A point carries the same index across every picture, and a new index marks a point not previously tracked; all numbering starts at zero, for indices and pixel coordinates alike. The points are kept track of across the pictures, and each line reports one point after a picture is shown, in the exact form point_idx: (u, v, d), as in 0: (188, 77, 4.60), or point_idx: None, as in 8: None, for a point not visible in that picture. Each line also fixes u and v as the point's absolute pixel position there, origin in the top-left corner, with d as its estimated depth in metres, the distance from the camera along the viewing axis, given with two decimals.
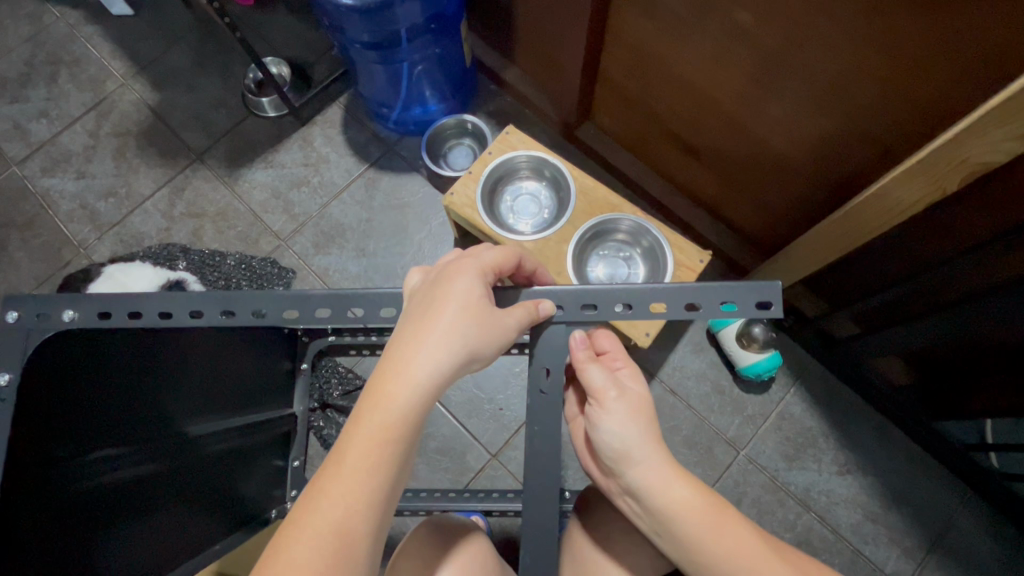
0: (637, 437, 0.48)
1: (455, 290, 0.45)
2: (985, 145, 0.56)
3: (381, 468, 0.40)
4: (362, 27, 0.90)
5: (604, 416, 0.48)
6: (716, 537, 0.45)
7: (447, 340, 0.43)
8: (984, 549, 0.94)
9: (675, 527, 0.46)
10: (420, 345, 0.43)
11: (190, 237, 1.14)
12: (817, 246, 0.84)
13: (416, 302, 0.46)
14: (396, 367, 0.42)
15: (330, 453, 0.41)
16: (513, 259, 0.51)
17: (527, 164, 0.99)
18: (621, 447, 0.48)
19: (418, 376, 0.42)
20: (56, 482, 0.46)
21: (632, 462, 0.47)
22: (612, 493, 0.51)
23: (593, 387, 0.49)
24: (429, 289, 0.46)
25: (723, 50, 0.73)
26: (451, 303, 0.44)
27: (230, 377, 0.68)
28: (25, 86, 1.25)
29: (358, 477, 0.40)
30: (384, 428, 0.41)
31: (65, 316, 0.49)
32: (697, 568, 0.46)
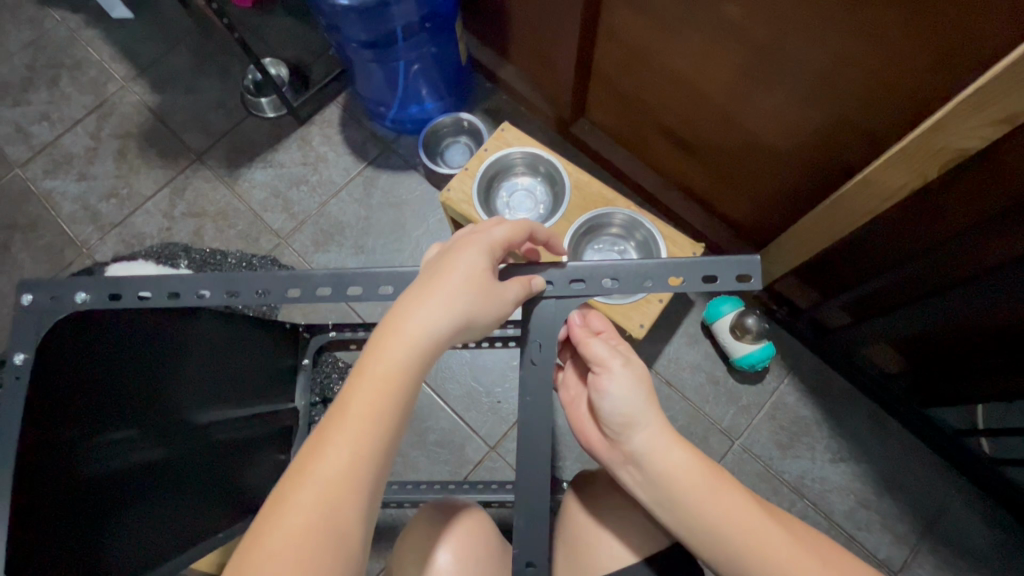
0: (642, 402, 0.50)
1: (463, 259, 0.47)
2: (963, 131, 0.58)
3: (384, 421, 0.42)
4: (358, 26, 0.91)
5: (610, 381, 0.50)
6: (714, 497, 0.48)
7: (446, 302, 0.44)
8: (977, 533, 0.96)
9: (676, 489, 0.48)
10: (418, 310, 0.45)
11: (191, 236, 1.15)
12: (809, 234, 0.85)
13: (426, 270, 0.47)
14: (401, 327, 0.44)
15: (331, 408, 0.42)
16: (524, 233, 0.53)
17: (522, 160, 1.01)
18: (626, 409, 0.49)
19: (414, 338, 0.44)
20: (67, 462, 0.48)
21: (637, 424, 0.49)
22: (613, 463, 0.51)
23: (597, 356, 0.52)
24: (438, 259, 0.48)
25: (712, 43, 0.75)
26: (457, 270, 0.46)
27: (236, 366, 0.70)
28: (26, 89, 1.27)
29: (364, 428, 0.41)
30: (378, 388, 0.43)
31: (77, 298, 0.52)
32: (698, 534, 0.47)
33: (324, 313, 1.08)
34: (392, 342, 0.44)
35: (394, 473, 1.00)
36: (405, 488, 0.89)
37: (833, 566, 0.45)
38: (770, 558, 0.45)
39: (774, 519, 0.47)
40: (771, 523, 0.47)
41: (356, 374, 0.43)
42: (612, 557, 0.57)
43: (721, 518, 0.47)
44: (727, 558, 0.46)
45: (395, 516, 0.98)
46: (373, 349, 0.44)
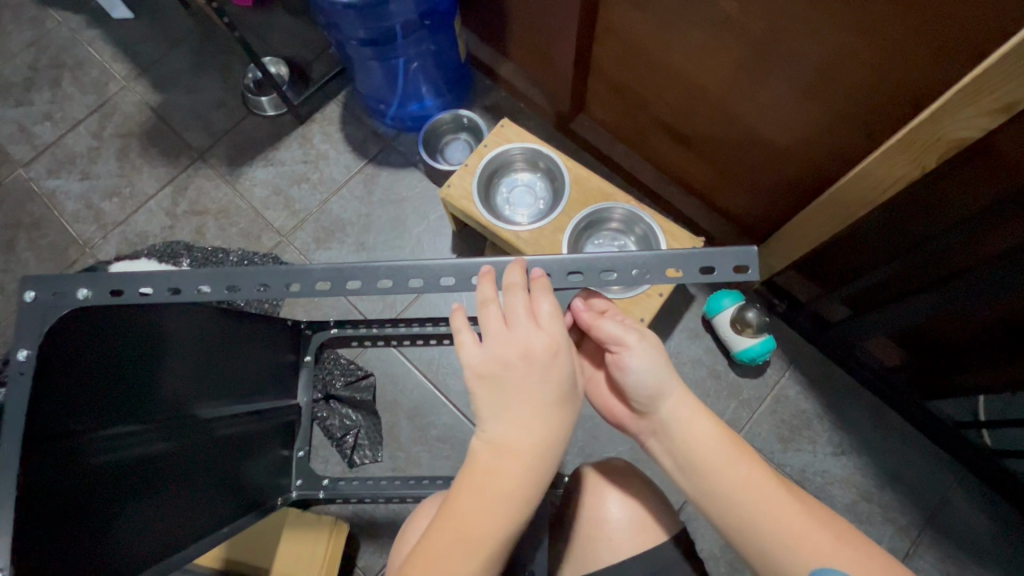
0: (665, 372, 0.53)
1: (557, 362, 0.47)
2: (960, 121, 0.58)
3: (514, 526, 0.46)
4: (357, 23, 0.92)
5: (630, 357, 0.53)
6: (732, 466, 0.51)
7: (556, 412, 0.47)
8: (979, 526, 0.96)
9: (697, 457, 0.52)
10: (531, 416, 0.46)
11: (194, 235, 1.16)
12: (810, 226, 0.85)
13: (513, 370, 0.46)
14: (519, 441, 0.46)
15: (459, 516, 0.45)
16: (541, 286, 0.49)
17: (522, 156, 1.01)
18: (651, 383, 0.53)
19: (536, 445, 0.46)
20: (72, 455, 0.49)
21: (662, 396, 0.53)
22: (642, 433, 0.57)
23: (612, 336, 0.54)
24: (523, 354, 0.46)
25: (710, 38, 0.75)
26: (556, 376, 0.47)
27: (237, 363, 0.71)
28: (29, 90, 1.28)
29: (499, 537, 0.45)
30: (512, 499, 0.46)
31: (79, 294, 0.52)
32: (711, 500, 0.51)
33: (326, 310, 1.08)
34: (516, 456, 0.46)
35: (397, 468, 1.00)
36: (410, 483, 0.90)
37: (842, 540, 0.48)
38: (780, 529, 0.48)
39: (788, 493, 0.50)
40: (786, 497, 0.50)
41: (483, 491, 0.45)
42: (610, 551, 0.57)
43: (736, 487, 0.50)
44: (740, 525, 0.50)
45: (398, 510, 0.98)
46: (497, 465, 0.46)
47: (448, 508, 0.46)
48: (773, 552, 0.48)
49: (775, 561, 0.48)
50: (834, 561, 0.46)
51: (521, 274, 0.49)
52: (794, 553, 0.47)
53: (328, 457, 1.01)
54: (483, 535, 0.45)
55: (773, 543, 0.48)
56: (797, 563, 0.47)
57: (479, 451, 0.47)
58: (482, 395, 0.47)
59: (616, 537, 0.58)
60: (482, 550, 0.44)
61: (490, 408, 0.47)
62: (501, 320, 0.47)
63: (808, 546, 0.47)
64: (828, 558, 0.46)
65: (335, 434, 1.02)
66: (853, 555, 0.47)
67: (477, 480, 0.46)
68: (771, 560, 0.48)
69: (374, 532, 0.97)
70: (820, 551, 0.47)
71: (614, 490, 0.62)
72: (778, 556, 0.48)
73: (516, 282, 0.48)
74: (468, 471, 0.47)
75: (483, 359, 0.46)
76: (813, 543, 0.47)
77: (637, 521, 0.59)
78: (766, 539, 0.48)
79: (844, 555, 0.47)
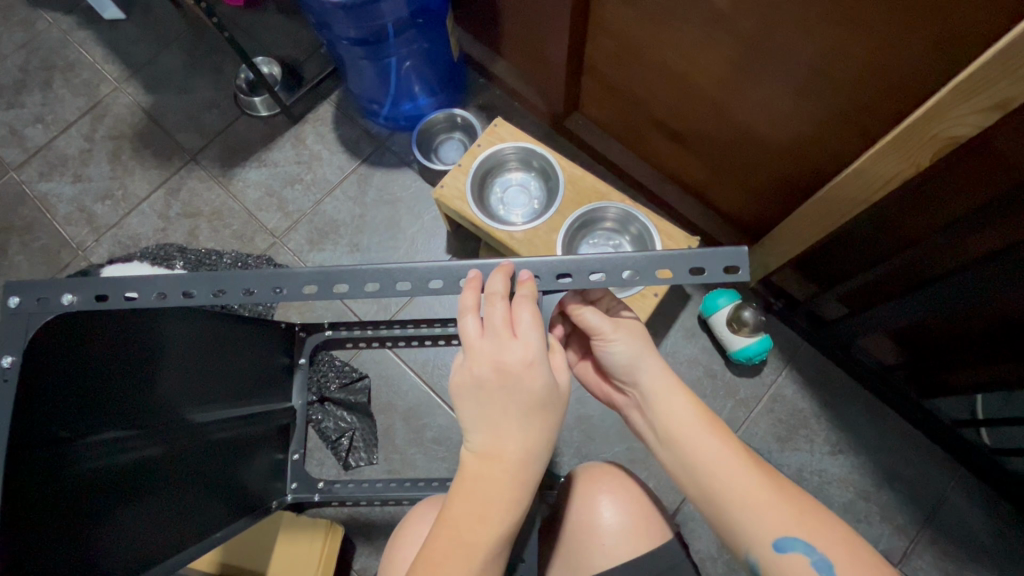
0: (641, 350, 0.57)
1: (532, 371, 0.45)
2: (954, 117, 0.57)
3: (500, 535, 0.45)
4: (348, 23, 0.91)
5: (608, 344, 0.56)
6: (703, 439, 0.52)
7: (534, 418, 0.46)
8: (977, 524, 0.95)
9: (673, 429, 0.54)
10: (512, 425, 0.46)
11: (187, 237, 1.15)
12: (806, 224, 0.85)
13: (489, 381, 0.45)
14: (496, 449, 0.46)
15: (443, 525, 0.45)
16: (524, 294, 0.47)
17: (515, 155, 1.00)
18: (628, 362, 0.56)
19: (519, 452, 0.46)
20: (60, 463, 0.48)
21: (639, 371, 0.56)
22: (627, 406, 0.61)
23: (593, 326, 0.56)
24: (497, 366, 0.45)
25: (703, 34, 0.75)
26: (531, 384, 0.45)
27: (230, 366, 0.70)
28: (20, 92, 1.27)
29: (484, 547, 0.44)
30: (498, 507, 0.45)
31: (64, 299, 0.50)
32: (686, 470, 0.52)
33: (320, 311, 1.08)
34: (500, 464, 0.45)
35: (392, 470, 1.00)
36: (405, 486, 0.90)
37: (808, 516, 0.47)
38: (746, 499, 0.48)
39: (757, 469, 0.50)
40: (755, 474, 0.50)
41: (473, 499, 0.45)
42: (604, 557, 0.57)
43: (705, 458, 0.51)
44: (709, 495, 0.50)
45: (394, 513, 0.98)
46: (483, 473, 0.45)
47: (442, 515, 0.46)
48: (740, 523, 0.48)
49: (742, 532, 0.48)
50: (797, 533, 0.46)
51: (504, 281, 0.48)
52: (759, 523, 0.47)
53: (324, 459, 1.01)
54: (472, 544, 0.44)
55: (739, 513, 0.48)
56: (762, 534, 0.47)
57: (467, 460, 0.47)
58: (463, 406, 0.47)
59: (610, 543, 0.57)
60: (472, 558, 0.44)
61: (472, 417, 0.46)
62: (478, 329, 0.47)
63: (773, 518, 0.47)
64: (792, 529, 0.46)
65: (330, 436, 1.01)
66: (817, 528, 0.46)
67: (466, 488, 0.45)
68: (739, 532, 0.48)
69: (369, 535, 0.97)
70: (784, 523, 0.47)
71: (609, 494, 0.61)
72: (744, 526, 0.48)
73: (498, 290, 0.47)
74: (459, 479, 0.47)
75: (462, 370, 0.47)
76: (778, 516, 0.47)
77: (631, 527, 0.58)
78: (733, 508, 0.49)
79: (808, 528, 0.46)
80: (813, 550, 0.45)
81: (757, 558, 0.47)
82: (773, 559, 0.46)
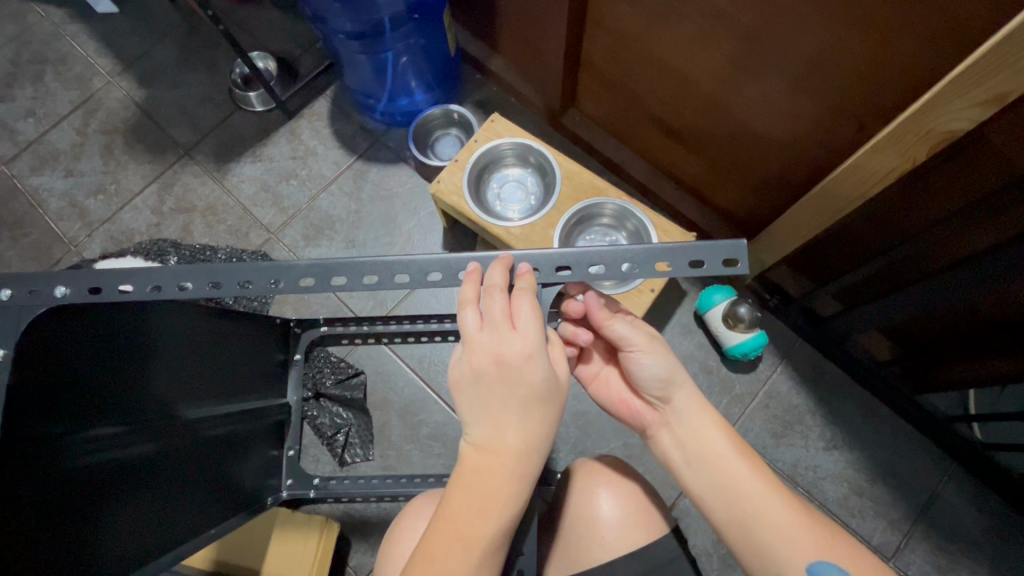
0: (674, 364, 0.57)
1: (532, 364, 0.45)
2: (951, 112, 0.58)
3: (499, 528, 0.45)
4: (344, 16, 0.90)
5: (641, 357, 0.57)
6: (735, 462, 0.55)
7: (534, 410, 0.46)
8: (969, 518, 0.96)
9: (706, 450, 0.56)
10: (511, 418, 0.46)
11: (180, 232, 1.14)
12: (802, 220, 0.85)
13: (489, 374, 0.45)
14: (495, 442, 0.45)
15: (442, 518, 0.45)
16: (524, 287, 0.47)
17: (512, 151, 1.00)
18: (662, 376, 0.57)
19: (519, 445, 0.46)
20: (52, 457, 0.47)
21: (674, 386, 0.57)
22: (654, 424, 0.60)
23: (624, 338, 0.56)
24: (497, 359, 0.45)
25: (700, 30, 0.75)
26: (531, 377, 0.45)
27: (223, 362, 0.70)
28: (10, 85, 1.25)
29: (483, 540, 0.44)
30: (498, 500, 0.45)
31: (56, 292, 0.51)
32: (721, 493, 0.54)
33: (315, 308, 1.08)
34: (500, 457, 0.45)
35: (387, 467, 1.00)
36: (402, 482, 0.90)
37: (835, 539, 0.50)
38: (781, 524, 0.51)
39: (785, 494, 0.53)
40: (785, 497, 0.53)
41: (472, 492, 0.45)
42: (603, 550, 0.57)
43: (738, 483, 0.53)
44: (743, 519, 0.52)
45: (389, 509, 0.98)
46: (483, 466, 0.45)
47: (441, 509, 0.45)
48: (774, 546, 0.50)
49: (774, 555, 0.50)
50: (829, 556, 0.49)
51: (502, 274, 0.48)
52: (792, 546, 0.50)
53: (319, 455, 1.01)
54: (471, 536, 0.44)
55: (774, 538, 0.50)
56: (796, 556, 0.49)
57: (466, 453, 0.47)
58: (464, 399, 0.47)
59: (610, 535, 0.57)
60: (471, 551, 0.44)
61: (471, 410, 0.46)
62: (478, 323, 0.46)
63: (805, 542, 0.50)
64: (823, 553, 0.49)
65: (325, 433, 1.01)
66: (846, 551, 0.50)
67: (466, 482, 0.45)
68: (770, 555, 0.50)
69: (364, 531, 0.96)
70: (816, 546, 0.49)
71: (608, 487, 0.61)
72: (778, 549, 0.50)
73: (497, 283, 0.47)
74: (458, 472, 0.46)
75: (462, 363, 0.47)
76: (810, 541, 0.50)
77: (630, 520, 0.58)
78: (766, 533, 0.51)
79: (839, 552, 0.49)
80: (845, 574, 0.48)
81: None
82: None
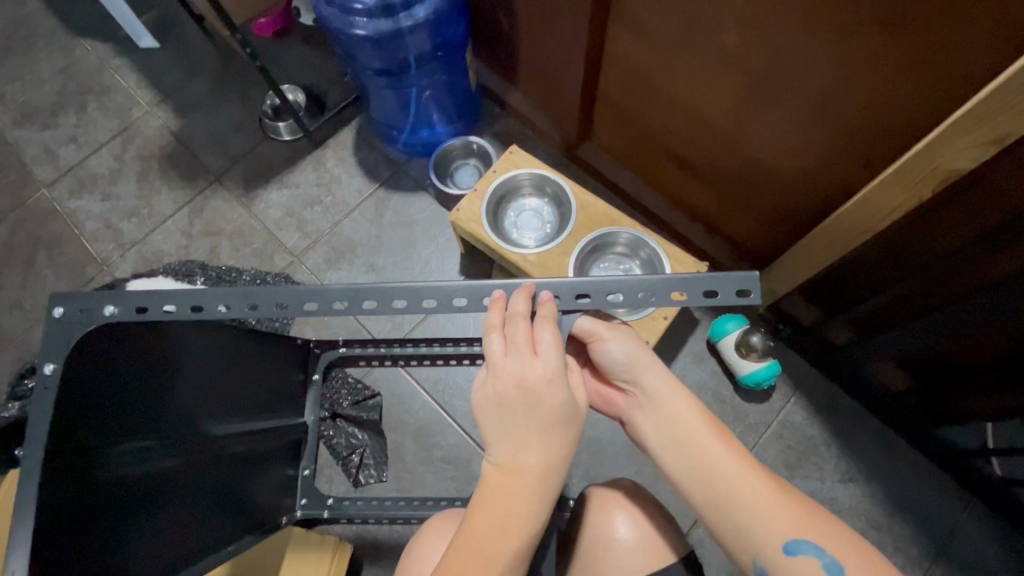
0: (638, 350, 0.57)
1: (553, 388, 0.47)
2: (954, 152, 0.60)
3: (519, 548, 0.46)
4: (373, 54, 0.96)
5: (605, 344, 0.56)
6: (710, 442, 0.52)
7: (554, 431, 0.47)
8: (990, 557, 0.94)
9: (681, 430, 0.54)
10: (533, 440, 0.47)
11: (208, 254, 1.19)
12: (813, 251, 0.87)
13: (511, 398, 0.47)
14: (517, 462, 0.47)
15: (463, 535, 0.46)
16: (547, 315, 0.49)
17: (529, 181, 1.03)
18: (626, 359, 0.56)
19: (539, 466, 0.47)
20: (91, 467, 0.50)
21: (641, 369, 0.56)
22: (629, 409, 0.58)
23: (585, 328, 0.56)
24: (519, 383, 0.47)
25: (712, 70, 0.78)
26: (553, 401, 0.47)
27: (249, 381, 0.72)
28: (56, 114, 1.33)
29: (504, 560, 0.45)
30: (518, 520, 0.46)
31: (105, 311, 0.53)
32: (695, 476, 0.52)
33: (335, 330, 1.11)
34: (522, 477, 0.47)
35: (401, 489, 1.01)
36: (415, 504, 0.90)
37: (814, 517, 0.48)
38: (756, 505, 0.48)
39: (761, 471, 0.51)
40: (762, 475, 0.50)
41: (494, 511, 0.46)
42: (620, 570, 0.58)
43: (714, 465, 0.51)
44: (719, 500, 0.50)
45: (401, 532, 0.98)
46: (506, 485, 0.47)
47: (463, 527, 0.47)
48: (749, 527, 0.48)
49: (749, 535, 0.48)
50: (807, 534, 0.47)
51: (526, 302, 0.50)
52: (769, 526, 0.48)
53: (333, 476, 1.02)
54: (492, 554, 0.45)
55: (751, 519, 0.48)
56: (772, 537, 0.47)
57: (489, 473, 0.48)
58: (487, 421, 0.48)
59: (627, 557, 0.58)
60: (492, 568, 0.45)
61: (493, 431, 0.48)
62: (502, 348, 0.49)
63: (781, 520, 0.48)
64: (801, 531, 0.47)
65: (340, 453, 1.02)
66: (824, 528, 0.47)
67: (487, 500, 0.47)
68: (747, 537, 0.48)
69: (376, 553, 0.97)
70: (795, 525, 0.47)
71: (624, 510, 0.62)
72: (754, 530, 0.48)
73: (520, 310, 0.49)
74: (480, 492, 0.48)
75: (486, 387, 0.49)
76: (788, 519, 0.48)
77: (647, 541, 0.59)
78: (742, 515, 0.49)
79: (817, 529, 0.47)
80: (823, 552, 0.46)
81: (765, 560, 0.47)
82: (783, 561, 0.47)
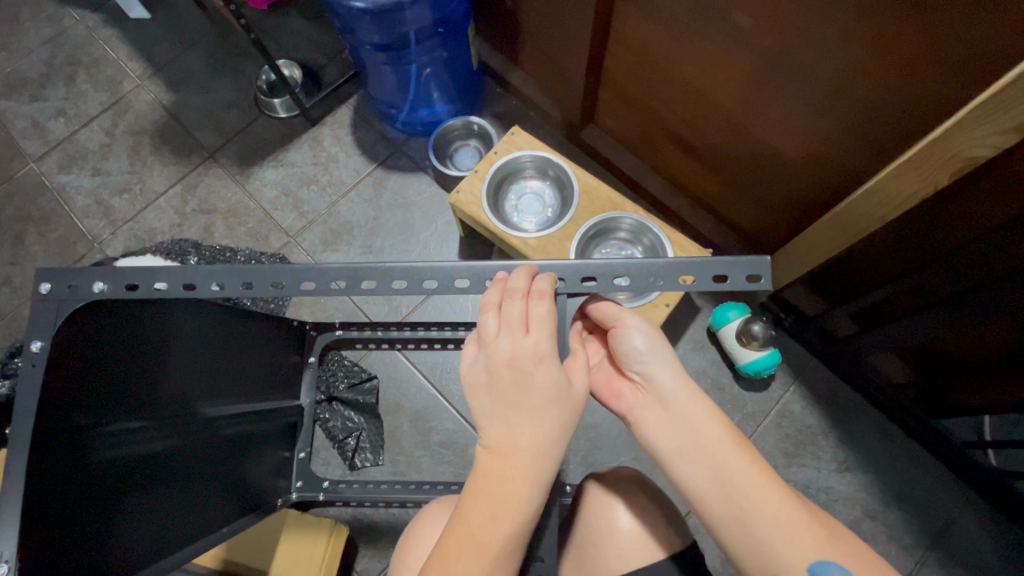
0: (661, 341, 0.54)
1: (543, 368, 0.46)
2: (973, 138, 0.58)
3: (509, 536, 0.45)
4: (372, 28, 0.93)
5: (629, 328, 0.54)
6: (730, 452, 0.49)
7: (547, 413, 0.46)
8: (982, 546, 0.95)
9: (700, 436, 0.50)
10: (524, 422, 0.46)
11: (202, 233, 1.16)
12: (820, 240, 0.86)
13: (502, 378, 0.46)
14: (510, 446, 0.46)
15: (454, 519, 0.46)
16: (543, 294, 0.48)
17: (531, 163, 1.01)
18: (647, 350, 0.53)
19: (532, 449, 0.46)
20: (80, 448, 0.49)
21: (658, 363, 0.53)
22: (638, 406, 0.53)
23: (612, 312, 0.55)
24: (511, 362, 0.46)
25: (723, 50, 0.76)
26: (544, 381, 0.46)
27: (242, 363, 0.70)
28: (43, 86, 1.29)
29: (494, 545, 0.44)
30: (510, 504, 0.45)
31: (94, 287, 0.52)
32: (714, 486, 0.48)
33: (331, 311, 1.09)
34: (514, 460, 0.46)
35: (397, 472, 1.00)
36: (411, 488, 0.89)
37: (834, 533, 0.46)
38: (779, 519, 0.46)
39: (779, 484, 0.48)
40: (782, 487, 0.48)
41: (486, 496, 0.45)
42: (619, 561, 0.57)
43: (733, 473, 0.48)
44: (737, 515, 0.47)
45: (397, 516, 0.98)
46: (498, 469, 0.46)
47: (456, 512, 0.46)
48: (770, 544, 0.45)
49: (769, 552, 0.45)
50: (831, 553, 0.44)
51: (525, 279, 0.49)
52: (792, 545, 0.45)
53: (329, 459, 1.01)
54: (483, 539, 0.44)
55: (770, 536, 0.46)
56: (792, 555, 0.45)
57: (480, 457, 0.47)
58: (478, 401, 0.47)
59: (627, 546, 0.57)
60: (484, 555, 0.44)
61: (485, 412, 0.47)
62: (496, 327, 0.47)
63: (803, 538, 0.45)
64: (823, 548, 0.45)
65: (336, 436, 1.01)
66: (844, 545, 0.45)
67: (480, 485, 0.46)
68: (766, 552, 0.45)
69: (371, 537, 0.96)
70: (816, 542, 0.45)
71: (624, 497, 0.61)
72: (777, 551, 0.45)
73: (518, 288, 0.48)
74: (472, 477, 0.47)
75: (478, 366, 0.48)
76: (810, 537, 0.45)
77: (645, 534, 0.58)
78: (763, 533, 0.46)
79: (837, 544, 0.45)
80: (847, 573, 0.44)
81: None
82: None
